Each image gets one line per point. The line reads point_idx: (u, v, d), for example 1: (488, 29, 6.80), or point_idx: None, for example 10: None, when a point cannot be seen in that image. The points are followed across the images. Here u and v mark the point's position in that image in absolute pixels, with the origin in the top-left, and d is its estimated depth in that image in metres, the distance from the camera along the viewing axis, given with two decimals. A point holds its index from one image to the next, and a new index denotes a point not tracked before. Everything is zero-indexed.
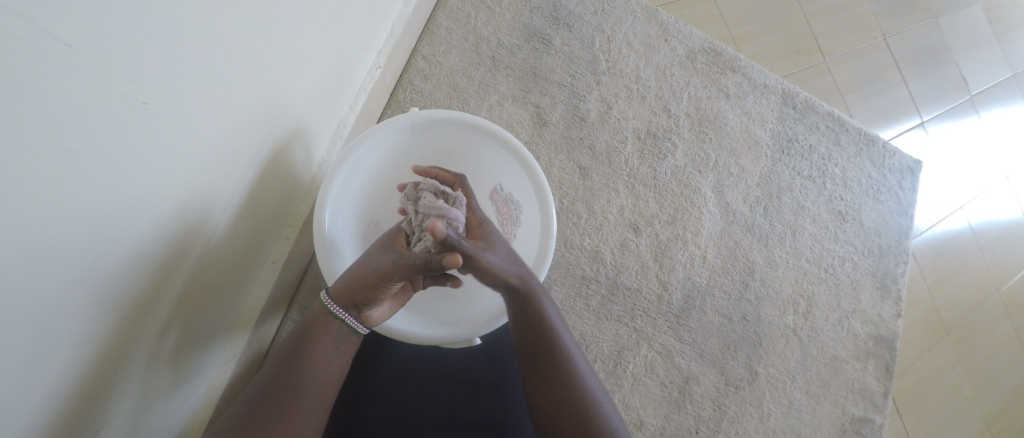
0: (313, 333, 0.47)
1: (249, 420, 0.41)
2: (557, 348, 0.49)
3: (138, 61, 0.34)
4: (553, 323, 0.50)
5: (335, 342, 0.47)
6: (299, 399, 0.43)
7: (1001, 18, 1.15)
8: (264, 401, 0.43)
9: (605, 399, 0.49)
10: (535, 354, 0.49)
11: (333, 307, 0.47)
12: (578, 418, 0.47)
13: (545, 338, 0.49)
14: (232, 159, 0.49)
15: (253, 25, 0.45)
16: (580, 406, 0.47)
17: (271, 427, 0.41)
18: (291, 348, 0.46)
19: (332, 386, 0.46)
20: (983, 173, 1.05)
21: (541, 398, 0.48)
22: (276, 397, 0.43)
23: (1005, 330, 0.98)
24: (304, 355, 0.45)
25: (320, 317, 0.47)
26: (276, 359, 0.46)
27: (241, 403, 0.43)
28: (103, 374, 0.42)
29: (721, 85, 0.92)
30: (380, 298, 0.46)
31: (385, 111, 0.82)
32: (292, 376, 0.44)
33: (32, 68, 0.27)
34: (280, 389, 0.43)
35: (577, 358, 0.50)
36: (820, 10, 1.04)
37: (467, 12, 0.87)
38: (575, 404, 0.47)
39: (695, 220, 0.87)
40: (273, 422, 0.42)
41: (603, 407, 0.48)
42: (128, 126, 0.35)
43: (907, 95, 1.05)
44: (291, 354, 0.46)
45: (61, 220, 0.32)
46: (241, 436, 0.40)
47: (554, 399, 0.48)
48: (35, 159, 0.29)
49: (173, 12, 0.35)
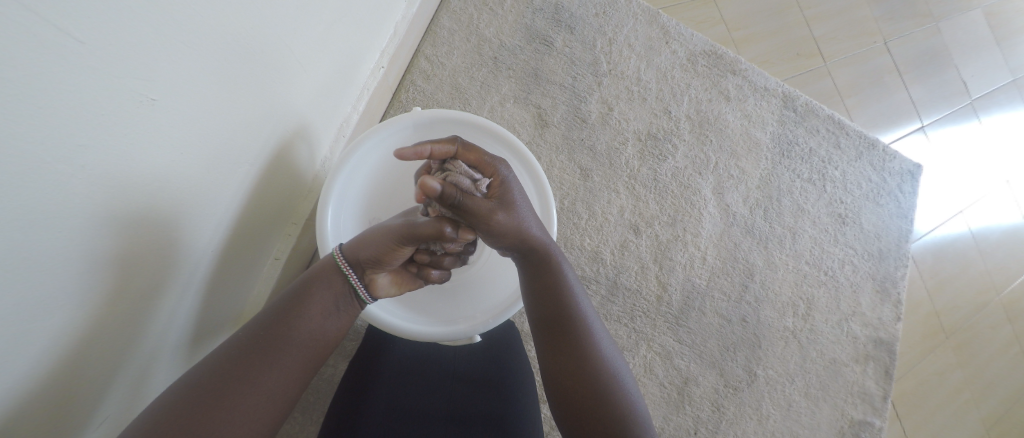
0: (311, 290, 0.46)
1: (236, 363, 0.40)
2: (578, 319, 0.49)
3: (148, 60, 0.35)
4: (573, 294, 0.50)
5: (334, 300, 0.47)
6: (284, 357, 0.42)
7: (1002, 22, 1.15)
8: (248, 353, 0.41)
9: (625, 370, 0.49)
10: (556, 329, 0.49)
11: (342, 265, 0.48)
12: (602, 389, 0.47)
13: (565, 312, 0.49)
14: (237, 154, 0.49)
15: (260, 24, 0.45)
16: (602, 378, 0.47)
17: (253, 378, 0.40)
18: (284, 305, 0.45)
19: (323, 345, 0.46)
20: (983, 177, 1.05)
21: (563, 375, 0.48)
22: (262, 352, 0.41)
23: (1005, 334, 0.98)
24: (300, 308, 0.45)
25: (324, 273, 0.48)
26: (266, 313, 0.45)
27: (222, 350, 0.42)
28: (101, 364, 0.43)
29: (721, 88, 0.93)
30: (388, 262, 0.48)
31: (387, 111, 0.83)
32: (286, 325, 0.43)
33: (47, 65, 0.28)
34: (273, 336, 0.42)
35: (597, 331, 0.50)
36: (820, 13, 1.05)
37: (470, 13, 0.88)
38: (597, 375, 0.47)
39: (695, 221, 0.87)
40: (256, 373, 0.40)
41: (623, 378, 0.48)
42: (136, 122, 0.36)
43: (908, 99, 1.05)
44: (288, 305, 0.45)
45: (69, 212, 0.33)
46: (224, 378, 0.39)
47: (576, 377, 0.47)
48: (44, 153, 0.30)
49: (183, 12, 0.36)
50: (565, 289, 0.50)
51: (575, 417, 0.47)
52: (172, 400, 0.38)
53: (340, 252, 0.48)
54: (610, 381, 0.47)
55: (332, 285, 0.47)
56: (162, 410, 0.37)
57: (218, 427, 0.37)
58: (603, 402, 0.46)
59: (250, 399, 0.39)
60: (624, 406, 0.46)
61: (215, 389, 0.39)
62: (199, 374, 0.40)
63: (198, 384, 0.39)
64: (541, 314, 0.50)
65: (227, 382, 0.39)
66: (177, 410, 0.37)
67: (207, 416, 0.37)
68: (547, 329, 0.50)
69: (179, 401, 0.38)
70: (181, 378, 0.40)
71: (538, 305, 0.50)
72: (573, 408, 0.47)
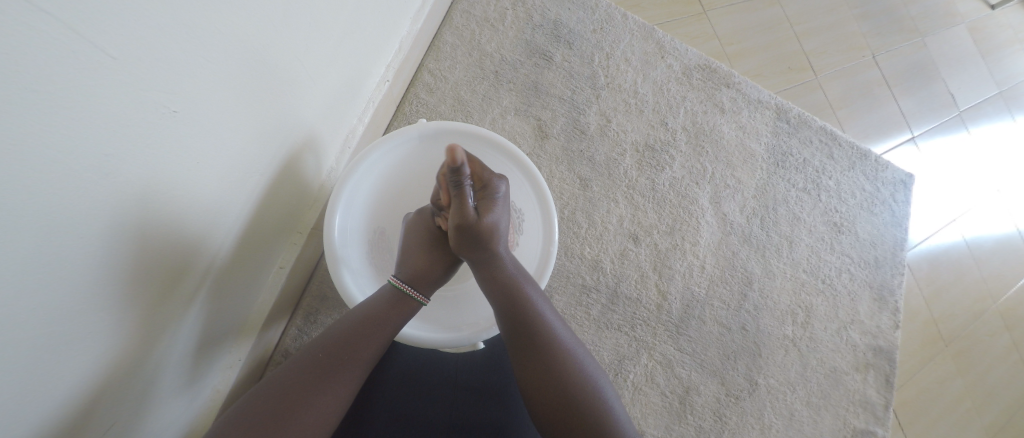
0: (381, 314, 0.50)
1: (312, 375, 0.43)
2: (542, 328, 0.50)
3: (172, 73, 0.37)
4: (534, 304, 0.52)
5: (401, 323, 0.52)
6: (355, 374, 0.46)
7: (985, 37, 1.19)
8: (309, 371, 0.44)
9: (603, 379, 0.49)
10: (522, 337, 0.50)
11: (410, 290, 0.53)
12: (574, 400, 0.46)
13: (527, 321, 0.51)
14: (250, 166, 0.51)
15: (276, 38, 0.48)
16: (575, 390, 0.47)
17: (326, 387, 0.43)
18: (354, 326, 0.48)
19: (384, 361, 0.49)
20: (974, 187, 1.07)
21: (532, 380, 0.48)
22: (331, 366, 0.45)
23: (1004, 342, 0.99)
24: (371, 330, 0.49)
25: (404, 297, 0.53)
26: (336, 330, 0.48)
27: (296, 361, 0.45)
28: (116, 371, 0.44)
29: (716, 100, 0.95)
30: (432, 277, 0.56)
31: (391, 123, 0.85)
32: (357, 344, 0.47)
33: (80, 78, 0.30)
34: (345, 354, 0.46)
35: (566, 341, 0.50)
36: (810, 29, 1.08)
37: (472, 29, 0.91)
38: (568, 387, 0.47)
39: (693, 230, 0.89)
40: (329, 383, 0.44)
41: (600, 387, 0.48)
42: (160, 133, 0.38)
43: (898, 111, 1.08)
44: (360, 325, 0.49)
45: (88, 218, 0.34)
46: (305, 386, 0.43)
47: (548, 383, 0.47)
48: (70, 157, 0.31)
49: (205, 28, 0.38)
50: (527, 299, 0.52)
51: (550, 423, 0.46)
52: (238, 417, 0.40)
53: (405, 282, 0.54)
54: (577, 379, 0.47)
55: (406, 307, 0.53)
56: (234, 422, 0.40)
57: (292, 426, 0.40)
58: (578, 404, 0.46)
59: (323, 407, 0.43)
60: (598, 404, 0.46)
61: (292, 396, 0.42)
62: (277, 382, 0.43)
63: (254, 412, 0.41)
64: (509, 327, 0.51)
65: (305, 391, 0.42)
66: (256, 412, 0.40)
67: (285, 417, 0.41)
68: (519, 342, 0.50)
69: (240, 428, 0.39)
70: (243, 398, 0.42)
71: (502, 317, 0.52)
72: (546, 416, 0.47)
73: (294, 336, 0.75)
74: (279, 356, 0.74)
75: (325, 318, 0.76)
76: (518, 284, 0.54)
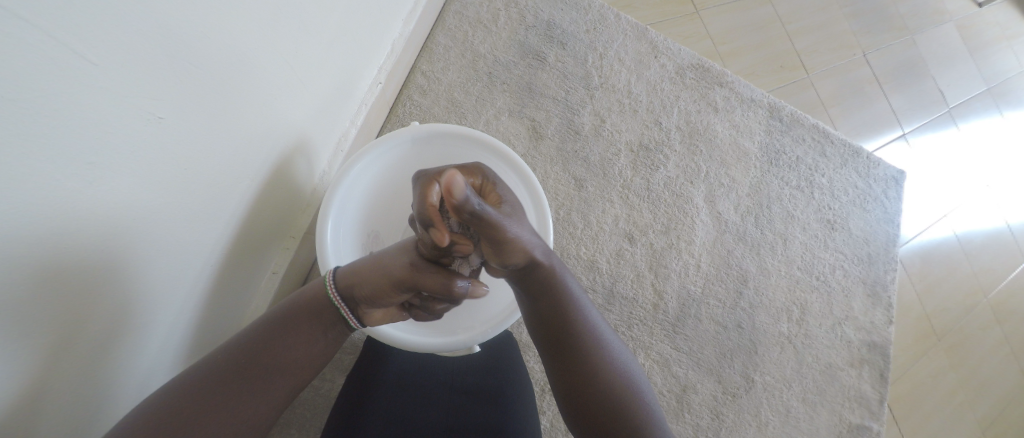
0: (305, 317, 0.45)
1: (223, 382, 0.40)
2: (582, 331, 0.46)
3: (158, 79, 0.36)
4: (575, 303, 0.47)
5: (323, 325, 0.46)
6: (270, 385, 0.43)
7: (973, 35, 1.21)
8: (221, 374, 0.41)
9: (642, 380, 0.48)
10: (561, 342, 0.47)
11: (334, 296, 0.45)
12: (617, 408, 0.45)
13: (567, 324, 0.46)
14: (239, 171, 0.51)
15: (265, 43, 0.47)
16: (618, 397, 0.45)
17: (237, 397, 0.41)
18: (274, 328, 0.44)
19: (305, 369, 0.46)
20: (964, 182, 1.09)
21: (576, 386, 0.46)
22: (242, 373, 0.41)
23: (995, 336, 1.00)
24: (294, 336, 0.44)
25: (318, 298, 0.46)
26: (258, 330, 0.44)
27: (211, 360, 0.42)
28: (101, 381, 0.43)
29: (709, 99, 0.96)
30: (379, 300, 0.45)
31: (385, 126, 0.84)
32: (275, 353, 0.43)
33: (66, 87, 0.29)
34: (260, 361, 0.42)
35: (606, 341, 0.47)
36: (802, 28, 1.09)
37: (465, 30, 0.90)
38: (611, 394, 0.45)
39: (688, 229, 0.89)
40: (241, 394, 0.41)
41: (641, 390, 0.47)
42: (146, 140, 0.37)
43: (889, 108, 1.09)
44: (282, 329, 0.44)
45: (74, 227, 0.33)
46: (213, 395, 0.40)
47: (590, 391, 0.45)
48: (57, 166, 0.31)
49: (192, 34, 0.38)
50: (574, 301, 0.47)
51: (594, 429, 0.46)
52: (142, 416, 0.38)
53: (334, 276, 0.46)
54: (619, 385, 0.46)
55: (321, 308, 0.46)
56: (135, 423, 0.37)
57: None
58: (620, 411, 0.45)
59: (230, 418, 0.40)
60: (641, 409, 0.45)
61: (201, 404, 0.39)
62: (186, 383, 0.40)
63: (208, 380, 0.40)
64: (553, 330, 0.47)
65: (214, 401, 0.39)
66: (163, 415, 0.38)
67: (189, 430, 0.38)
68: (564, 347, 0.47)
69: (178, 397, 0.39)
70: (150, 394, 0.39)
71: (540, 319, 0.47)
72: (592, 422, 0.46)
73: None
74: None
75: None
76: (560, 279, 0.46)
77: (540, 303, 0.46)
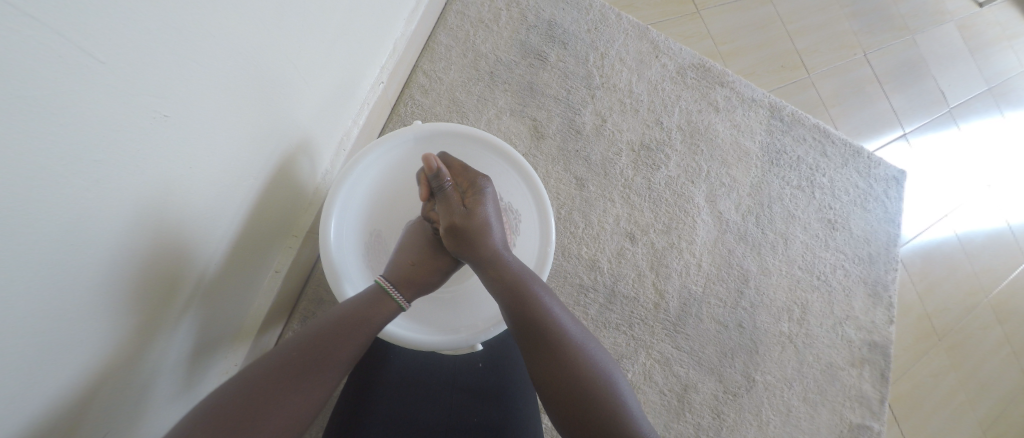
0: (360, 314, 0.50)
1: (285, 373, 0.42)
2: (552, 326, 0.50)
3: (164, 78, 0.37)
4: (542, 301, 0.52)
5: (381, 322, 0.51)
6: (328, 376, 0.45)
7: (974, 35, 1.21)
8: (284, 367, 0.43)
9: (620, 377, 0.49)
10: (532, 336, 0.50)
11: (391, 289, 0.53)
12: (591, 398, 0.46)
13: (536, 319, 0.50)
14: (244, 169, 0.51)
15: (269, 41, 0.48)
16: (591, 389, 0.46)
17: (297, 387, 0.42)
18: (330, 326, 0.47)
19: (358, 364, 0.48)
20: (965, 182, 1.09)
21: (550, 380, 0.47)
22: (303, 366, 0.43)
23: (996, 335, 1.00)
24: (351, 330, 0.48)
25: (382, 296, 0.53)
26: (316, 328, 0.47)
27: (272, 356, 0.44)
28: (107, 379, 0.43)
29: (710, 99, 0.96)
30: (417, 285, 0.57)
31: (386, 125, 0.85)
32: (333, 345, 0.46)
33: (73, 86, 0.30)
34: (319, 354, 0.45)
35: (577, 338, 0.50)
36: (803, 27, 1.09)
37: (466, 30, 0.91)
38: (584, 385, 0.46)
39: (689, 228, 0.89)
40: (301, 384, 0.43)
41: (617, 385, 0.47)
42: (152, 138, 0.37)
43: (889, 108, 1.09)
44: (339, 324, 0.48)
45: (80, 225, 0.34)
46: (275, 385, 0.41)
47: (563, 382, 0.47)
48: (64, 165, 0.31)
49: (197, 32, 0.38)
50: (538, 297, 0.52)
51: (571, 423, 0.46)
52: (210, 410, 0.39)
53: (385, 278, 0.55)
54: (592, 377, 0.47)
55: (381, 304, 0.52)
56: (203, 415, 0.39)
57: (261, 425, 0.39)
58: (595, 402, 0.45)
59: (292, 409, 0.41)
60: (616, 402, 0.46)
61: (264, 394, 0.41)
62: (251, 376, 0.42)
63: (272, 372, 0.42)
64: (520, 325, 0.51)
65: (276, 390, 0.41)
66: (229, 406, 0.39)
67: (254, 418, 0.39)
68: (533, 341, 0.50)
69: (243, 389, 0.41)
70: (212, 392, 0.41)
71: (511, 316, 0.52)
72: (568, 414, 0.46)
73: None
74: None
75: None
76: (525, 282, 0.54)
77: (510, 300, 0.52)
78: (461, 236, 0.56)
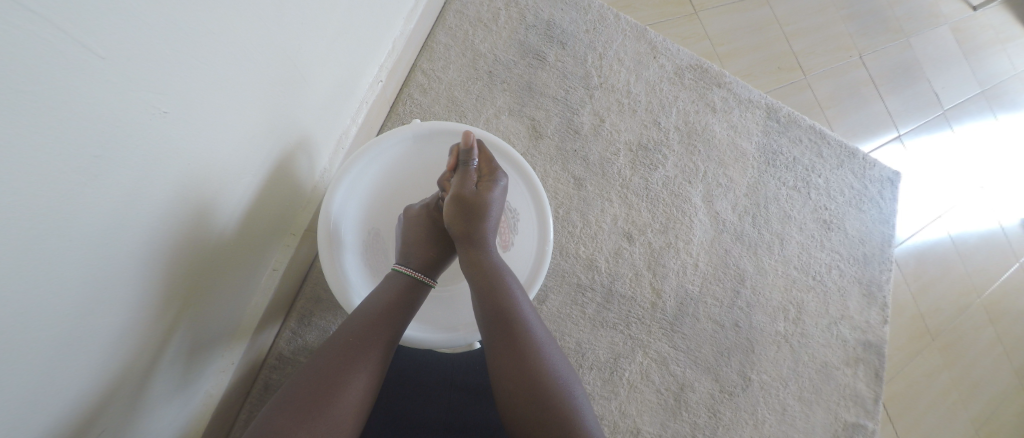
0: (387, 303, 0.52)
1: (331, 369, 0.44)
2: (519, 320, 0.51)
3: (164, 74, 0.37)
4: (512, 294, 0.53)
5: (410, 307, 0.53)
6: (374, 363, 0.47)
7: (968, 38, 1.22)
8: (328, 365, 0.45)
9: (575, 381, 0.49)
10: (498, 326, 0.51)
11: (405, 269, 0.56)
12: (544, 395, 0.46)
13: (505, 310, 0.52)
14: (243, 166, 0.51)
15: (269, 38, 0.48)
16: (545, 385, 0.47)
17: (349, 378, 0.44)
18: (363, 319, 0.49)
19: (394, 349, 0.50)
20: (958, 183, 1.10)
21: (509, 372, 0.48)
22: (347, 359, 0.45)
23: (988, 335, 1.01)
24: (381, 319, 0.50)
25: (410, 281, 0.55)
26: (349, 323, 0.49)
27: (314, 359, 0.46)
28: (104, 376, 0.43)
29: (708, 100, 0.96)
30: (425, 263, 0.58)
31: (385, 124, 0.85)
32: (369, 335, 0.48)
33: (73, 81, 0.30)
34: (356, 345, 0.47)
35: (540, 335, 0.51)
36: (799, 29, 1.10)
37: (466, 29, 0.91)
38: (540, 382, 0.47)
39: (686, 228, 0.90)
40: (352, 375, 0.45)
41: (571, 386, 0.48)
42: (152, 134, 0.38)
43: (884, 110, 1.10)
44: (369, 315, 0.50)
45: (77, 222, 0.34)
46: (327, 381, 0.43)
47: (521, 374, 0.48)
48: (62, 161, 0.31)
49: (197, 29, 0.38)
50: (506, 287, 0.54)
51: (521, 416, 0.47)
52: (273, 413, 0.41)
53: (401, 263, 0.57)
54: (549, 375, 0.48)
55: (405, 293, 0.54)
56: (269, 419, 0.41)
57: (328, 417, 0.42)
58: (548, 400, 0.46)
59: (353, 397, 0.44)
60: (568, 402, 0.47)
61: (319, 389, 0.43)
62: (301, 379, 0.44)
63: (321, 370, 0.44)
64: (482, 311, 0.53)
65: (330, 385, 0.43)
66: (290, 407, 0.41)
67: (317, 410, 0.41)
68: (491, 327, 0.51)
69: (297, 390, 0.43)
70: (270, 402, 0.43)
71: (481, 303, 0.53)
72: (519, 406, 0.47)
73: (288, 339, 0.74)
74: (272, 360, 0.73)
75: (320, 320, 0.76)
76: (500, 274, 0.55)
77: (484, 289, 0.53)
78: (461, 215, 0.58)
